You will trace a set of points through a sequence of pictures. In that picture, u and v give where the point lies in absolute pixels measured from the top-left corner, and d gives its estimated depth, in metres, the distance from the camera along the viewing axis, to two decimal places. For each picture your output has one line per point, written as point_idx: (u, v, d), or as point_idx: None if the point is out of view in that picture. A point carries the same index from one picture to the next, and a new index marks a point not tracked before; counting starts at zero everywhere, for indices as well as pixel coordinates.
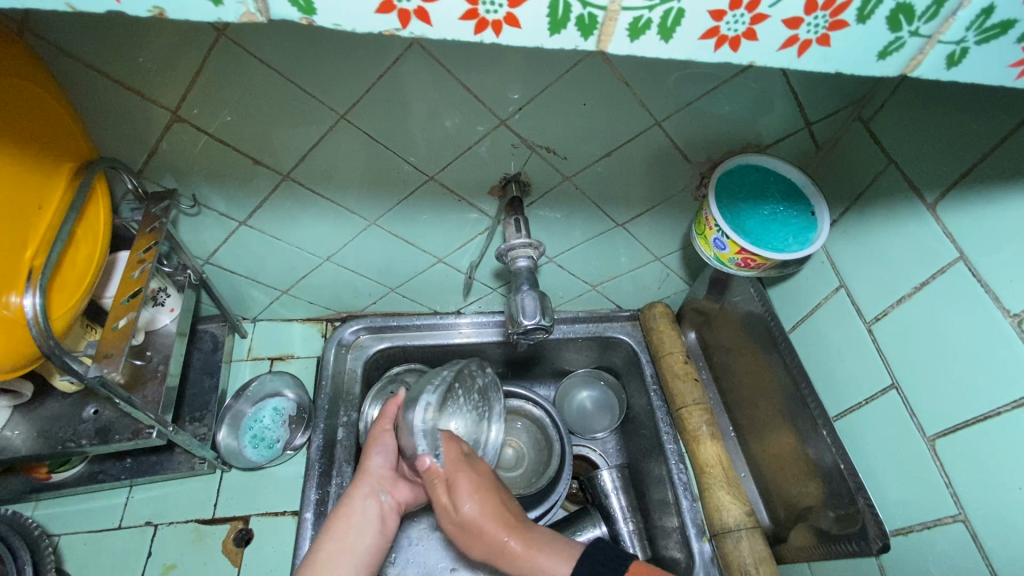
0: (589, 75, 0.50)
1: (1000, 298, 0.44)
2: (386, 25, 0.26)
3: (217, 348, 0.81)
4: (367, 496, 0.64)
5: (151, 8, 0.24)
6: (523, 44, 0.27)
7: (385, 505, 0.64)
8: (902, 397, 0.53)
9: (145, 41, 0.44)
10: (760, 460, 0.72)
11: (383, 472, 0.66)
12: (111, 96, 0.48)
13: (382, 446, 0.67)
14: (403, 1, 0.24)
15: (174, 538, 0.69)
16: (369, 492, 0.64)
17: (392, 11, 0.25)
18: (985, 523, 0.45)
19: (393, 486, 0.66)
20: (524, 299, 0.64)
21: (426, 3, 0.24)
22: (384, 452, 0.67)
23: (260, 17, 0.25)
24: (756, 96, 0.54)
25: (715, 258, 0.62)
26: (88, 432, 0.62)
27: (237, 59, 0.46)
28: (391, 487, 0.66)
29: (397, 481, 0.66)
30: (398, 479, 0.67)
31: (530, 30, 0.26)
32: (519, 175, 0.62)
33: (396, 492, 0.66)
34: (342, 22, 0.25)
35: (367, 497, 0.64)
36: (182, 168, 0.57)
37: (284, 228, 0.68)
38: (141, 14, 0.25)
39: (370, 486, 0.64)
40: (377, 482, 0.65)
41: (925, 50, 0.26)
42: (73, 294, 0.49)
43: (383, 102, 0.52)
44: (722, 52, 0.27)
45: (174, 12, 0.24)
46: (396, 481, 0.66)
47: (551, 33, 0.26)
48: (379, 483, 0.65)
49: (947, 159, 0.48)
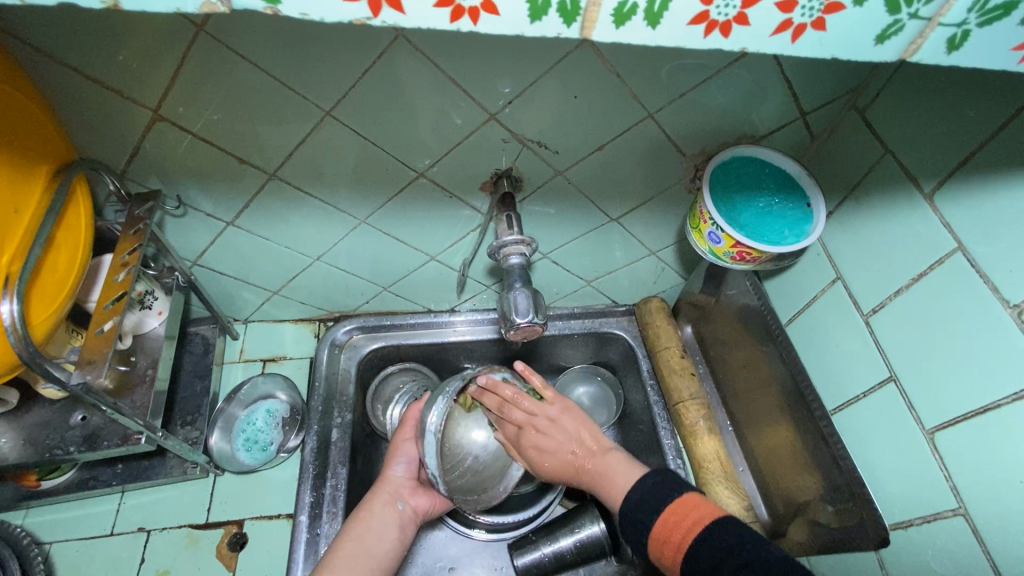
0: (579, 68, 0.49)
1: (1000, 289, 0.43)
2: (356, 15, 0.25)
3: (208, 350, 0.80)
4: (385, 503, 0.64)
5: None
6: (502, 32, 0.26)
7: (403, 514, 0.65)
8: (900, 390, 0.52)
9: (125, 38, 0.43)
10: (759, 455, 0.72)
11: (403, 480, 0.66)
12: (89, 95, 0.47)
13: (404, 454, 0.68)
14: None
15: (168, 544, 0.68)
16: (388, 500, 0.64)
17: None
18: (986, 515, 0.45)
19: (410, 495, 0.67)
20: (517, 297, 0.63)
21: None
22: (404, 462, 0.67)
23: (221, 7, 0.24)
24: (750, 87, 0.53)
25: (710, 251, 0.61)
26: (75, 439, 0.61)
27: (219, 55, 0.45)
28: (409, 496, 0.67)
29: (415, 488, 0.67)
30: (418, 488, 0.67)
31: (508, 17, 0.25)
32: (510, 171, 0.61)
33: (414, 500, 0.67)
34: (309, 11, 0.24)
35: (386, 504, 0.64)
36: (166, 168, 0.56)
37: (274, 228, 0.67)
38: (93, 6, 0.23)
39: (389, 494, 0.65)
40: (396, 491, 0.65)
41: (926, 33, 0.25)
42: (54, 299, 0.48)
43: (370, 97, 0.50)
44: (712, 38, 0.26)
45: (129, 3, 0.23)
46: (415, 488, 0.67)
47: (531, 21, 0.25)
48: (397, 491, 0.66)
49: (945, 148, 0.47)
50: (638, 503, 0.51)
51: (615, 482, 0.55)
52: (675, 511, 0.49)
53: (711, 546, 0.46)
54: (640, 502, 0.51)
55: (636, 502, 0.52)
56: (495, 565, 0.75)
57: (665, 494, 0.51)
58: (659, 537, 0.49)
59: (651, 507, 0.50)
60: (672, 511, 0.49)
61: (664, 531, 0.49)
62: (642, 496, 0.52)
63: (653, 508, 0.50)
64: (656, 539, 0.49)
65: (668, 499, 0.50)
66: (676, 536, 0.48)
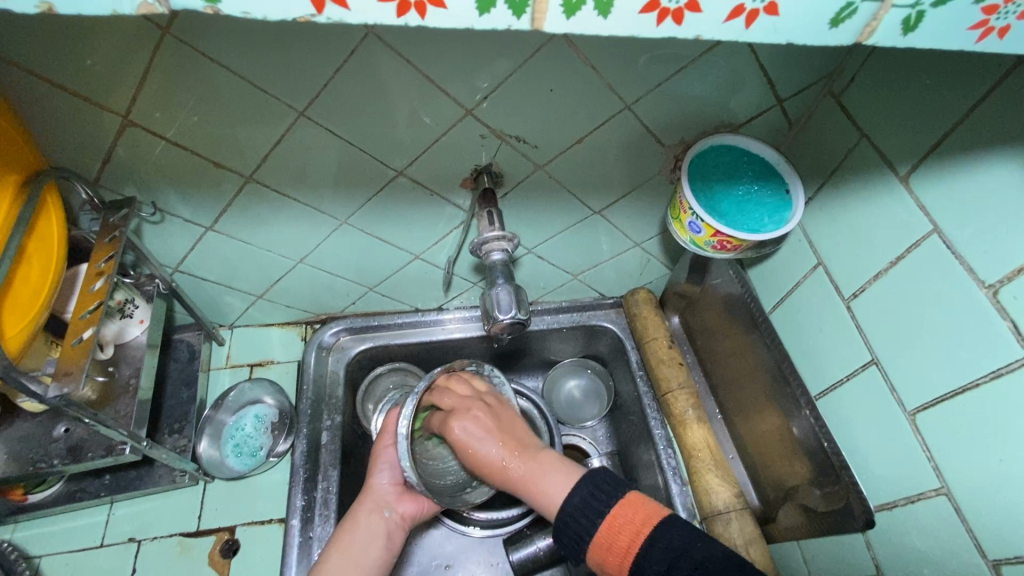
0: (554, 60, 0.48)
1: (975, 269, 0.44)
2: (301, 11, 0.25)
3: (194, 357, 0.79)
4: (371, 511, 0.63)
5: (39, 3, 0.23)
6: (452, 26, 0.26)
7: (390, 521, 0.64)
8: (881, 373, 0.53)
9: (90, 43, 0.42)
10: (748, 441, 0.72)
11: (388, 488, 0.66)
12: (57, 103, 0.46)
13: (387, 461, 0.67)
14: None
15: (159, 553, 0.68)
16: (373, 508, 0.64)
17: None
18: (967, 495, 0.45)
19: (397, 502, 0.66)
20: (499, 294, 0.64)
21: None
22: (388, 468, 0.67)
23: (161, 7, 0.24)
24: (726, 76, 0.53)
25: (692, 241, 0.61)
26: (59, 452, 0.60)
27: (188, 58, 0.44)
28: (395, 502, 0.66)
29: (401, 494, 0.66)
30: (404, 492, 0.67)
31: (457, 11, 0.25)
32: (490, 167, 0.61)
33: (401, 507, 0.66)
34: (252, 10, 0.24)
35: (372, 512, 0.63)
36: (140, 174, 0.55)
37: (254, 232, 0.66)
38: (30, 11, 0.23)
39: (374, 502, 0.64)
40: (382, 498, 0.65)
41: (880, 15, 0.25)
42: (28, 311, 0.47)
43: (344, 94, 0.49)
44: (665, 26, 0.26)
45: (66, 7, 0.23)
46: (402, 493, 0.67)
47: (480, 13, 0.25)
48: (382, 499, 0.65)
49: (919, 131, 0.47)
50: (578, 508, 0.52)
51: (547, 488, 0.55)
52: (619, 512, 0.50)
53: (664, 546, 0.47)
54: (578, 506, 0.52)
55: (577, 505, 0.52)
56: (490, 561, 0.75)
57: (607, 496, 0.52)
58: (602, 545, 0.50)
59: (595, 509, 0.51)
60: (618, 510, 0.51)
61: (604, 538, 0.50)
62: (581, 507, 0.52)
63: (597, 513, 0.51)
64: (602, 540, 0.50)
65: (612, 500, 0.51)
66: (625, 538, 0.49)
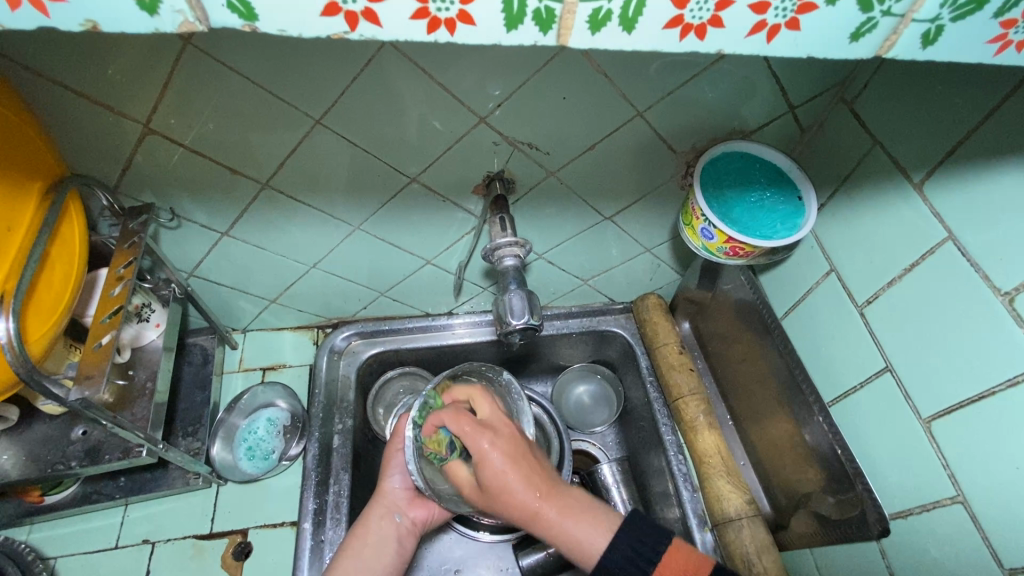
0: (567, 69, 0.49)
1: (990, 276, 0.43)
2: (334, 29, 0.25)
3: (207, 360, 0.80)
4: (383, 516, 0.64)
5: (83, 22, 0.23)
6: (480, 42, 0.26)
7: (401, 526, 0.64)
8: (895, 378, 0.53)
9: (114, 54, 0.43)
10: (759, 448, 0.72)
11: (400, 492, 0.66)
12: (83, 112, 0.47)
13: (399, 466, 0.68)
14: (349, 3, 0.24)
15: (174, 555, 0.69)
16: (384, 512, 0.64)
17: (339, 14, 0.24)
18: (984, 503, 0.45)
19: (408, 507, 0.66)
20: (512, 299, 0.64)
21: (372, 3, 0.24)
22: (400, 473, 0.67)
23: (201, 26, 0.24)
24: (738, 84, 0.53)
25: (703, 247, 0.61)
26: (77, 453, 0.61)
27: (208, 67, 0.45)
28: (406, 508, 0.66)
29: (413, 500, 0.66)
30: (415, 498, 0.67)
31: (485, 27, 0.25)
32: (502, 173, 0.61)
33: (412, 513, 0.66)
34: (288, 28, 0.25)
35: (383, 518, 0.64)
36: (159, 181, 0.56)
37: (270, 238, 0.67)
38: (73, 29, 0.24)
39: (386, 507, 0.65)
40: (393, 502, 0.65)
41: (899, 29, 0.25)
42: (49, 317, 0.48)
43: (360, 99, 0.50)
44: (688, 41, 0.26)
45: (110, 25, 0.24)
46: (413, 500, 0.67)
47: (508, 30, 0.25)
48: (393, 503, 0.65)
49: (932, 139, 0.47)
50: (623, 559, 0.49)
51: (580, 536, 0.51)
52: (670, 562, 0.49)
53: None
54: (624, 556, 0.49)
55: (623, 556, 0.49)
56: (501, 566, 0.75)
57: (652, 543, 0.50)
58: None
59: (644, 558, 0.49)
60: (668, 559, 0.49)
61: None
62: (625, 560, 0.49)
63: (645, 562, 0.49)
64: None
65: (661, 548, 0.50)
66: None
